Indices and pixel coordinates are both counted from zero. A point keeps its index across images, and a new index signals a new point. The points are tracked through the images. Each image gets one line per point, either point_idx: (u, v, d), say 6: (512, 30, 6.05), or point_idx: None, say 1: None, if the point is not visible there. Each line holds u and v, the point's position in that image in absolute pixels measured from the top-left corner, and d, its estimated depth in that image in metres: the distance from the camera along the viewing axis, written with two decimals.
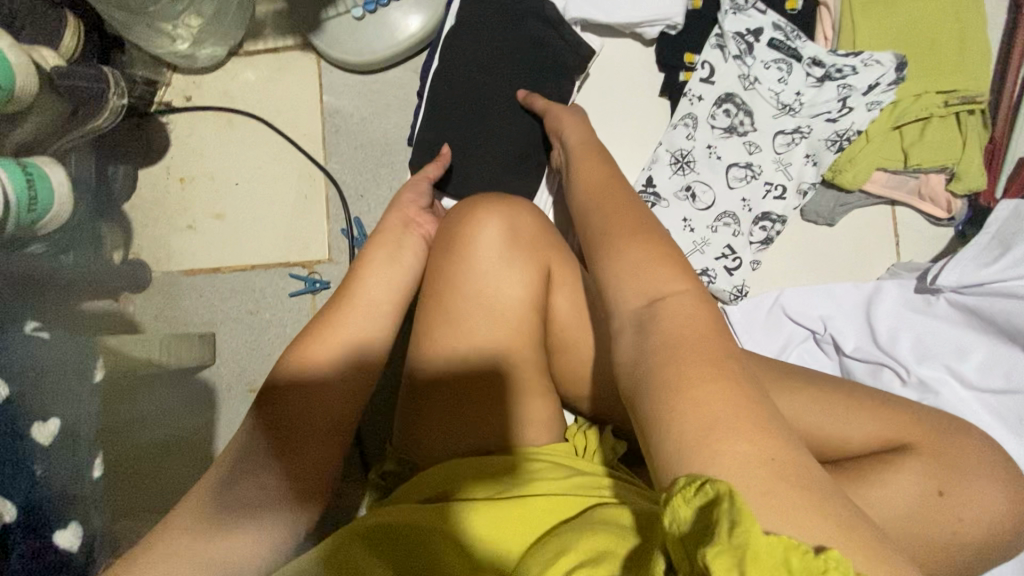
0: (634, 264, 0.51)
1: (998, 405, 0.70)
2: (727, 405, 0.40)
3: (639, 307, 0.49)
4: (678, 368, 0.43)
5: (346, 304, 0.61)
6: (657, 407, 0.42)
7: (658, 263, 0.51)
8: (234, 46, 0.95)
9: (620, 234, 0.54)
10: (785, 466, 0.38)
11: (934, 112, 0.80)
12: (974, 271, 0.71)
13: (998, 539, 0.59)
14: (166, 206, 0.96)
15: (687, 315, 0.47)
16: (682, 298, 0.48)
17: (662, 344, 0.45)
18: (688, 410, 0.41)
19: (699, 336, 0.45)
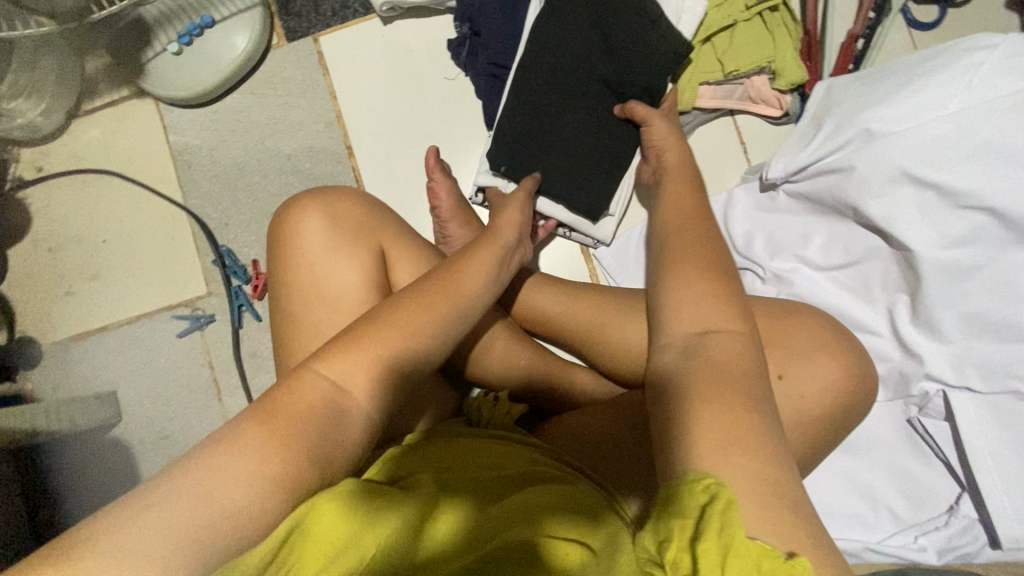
0: (690, 294, 0.56)
1: (844, 279, 0.71)
2: (744, 424, 0.46)
3: (691, 334, 0.54)
4: (706, 388, 0.49)
5: (397, 322, 0.52)
6: (679, 409, 0.49)
7: (716, 300, 0.55)
8: (73, 108, 0.96)
9: (688, 262, 0.58)
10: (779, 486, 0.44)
11: (738, 18, 0.82)
12: (795, 157, 0.71)
13: (844, 404, 0.60)
14: (41, 278, 0.96)
15: (737, 351, 0.52)
16: (732, 334, 0.53)
17: (703, 366, 0.51)
18: (705, 422, 0.46)
19: (734, 371, 0.50)
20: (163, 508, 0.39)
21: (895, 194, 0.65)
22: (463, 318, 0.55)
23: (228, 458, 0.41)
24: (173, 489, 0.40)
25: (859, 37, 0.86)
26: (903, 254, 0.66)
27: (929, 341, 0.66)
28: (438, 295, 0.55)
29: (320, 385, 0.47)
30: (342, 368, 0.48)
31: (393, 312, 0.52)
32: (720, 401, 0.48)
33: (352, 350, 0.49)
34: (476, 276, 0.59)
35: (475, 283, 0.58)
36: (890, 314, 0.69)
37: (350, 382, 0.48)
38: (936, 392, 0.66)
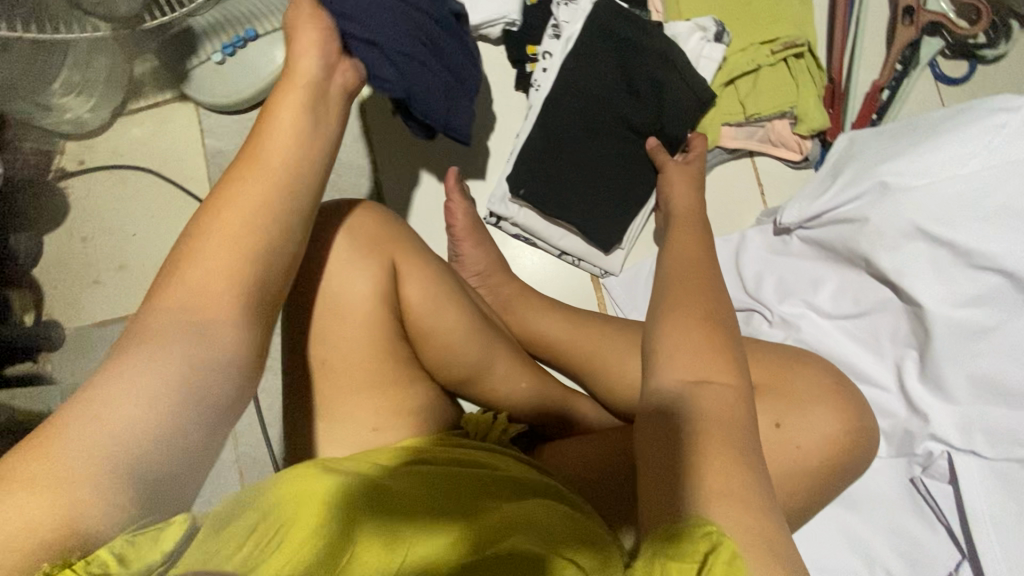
0: (687, 345, 0.57)
1: (854, 329, 0.70)
2: (724, 476, 0.48)
3: (684, 381, 0.55)
4: (690, 439, 0.51)
5: (235, 209, 0.44)
6: (672, 470, 0.50)
7: (709, 352, 0.56)
8: (118, 106, 1.01)
9: (690, 313, 0.60)
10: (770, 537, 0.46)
11: (762, 63, 0.83)
12: (810, 204, 0.71)
13: (841, 457, 0.60)
14: (71, 264, 1.00)
15: (725, 402, 0.53)
16: (724, 387, 0.54)
17: (693, 418, 0.52)
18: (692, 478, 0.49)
19: (726, 426, 0.52)
20: (38, 462, 0.34)
21: (907, 249, 0.65)
22: (298, 196, 0.47)
23: (110, 387, 0.37)
24: (41, 441, 0.35)
25: (884, 88, 0.86)
26: (914, 310, 0.65)
27: (936, 400, 0.65)
28: (260, 173, 0.46)
29: (166, 312, 0.41)
30: (194, 285, 0.42)
31: (232, 204, 0.44)
32: (706, 450, 0.50)
33: (192, 264, 0.42)
34: (285, 136, 0.49)
35: (284, 146, 0.48)
36: (898, 369, 0.68)
37: (208, 299, 0.42)
38: (940, 453, 0.65)
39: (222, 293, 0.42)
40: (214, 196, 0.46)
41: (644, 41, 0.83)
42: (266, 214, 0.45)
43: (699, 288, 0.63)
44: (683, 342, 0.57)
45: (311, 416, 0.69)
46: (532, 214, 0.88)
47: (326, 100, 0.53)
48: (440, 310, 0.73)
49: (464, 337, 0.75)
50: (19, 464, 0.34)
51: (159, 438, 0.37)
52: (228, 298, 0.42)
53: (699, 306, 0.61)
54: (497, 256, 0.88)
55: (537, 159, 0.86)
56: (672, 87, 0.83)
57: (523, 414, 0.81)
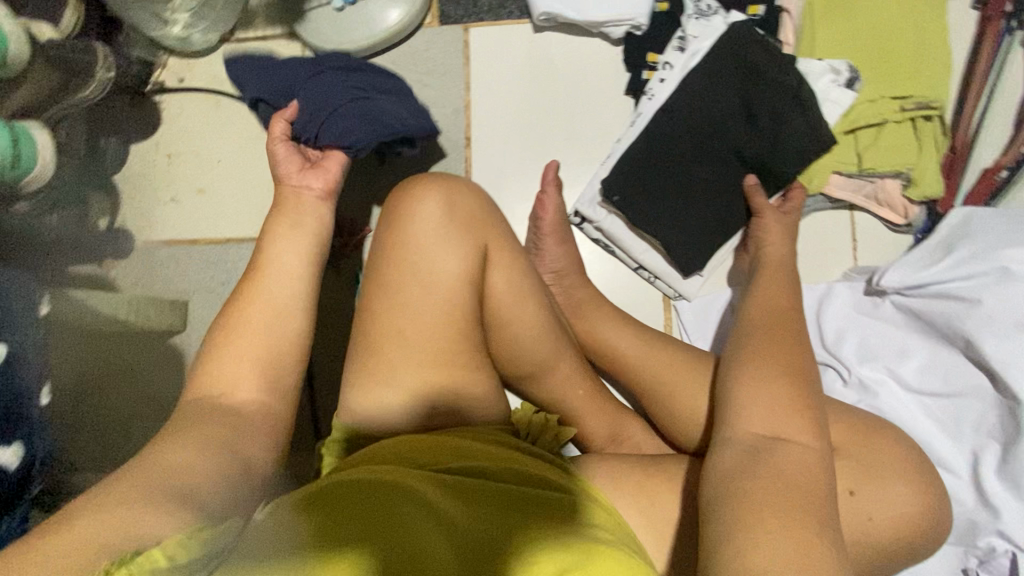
0: (765, 401, 0.57)
1: (935, 408, 0.68)
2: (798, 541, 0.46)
3: (760, 435, 0.55)
4: (769, 494, 0.49)
5: (264, 299, 0.59)
6: (747, 519, 0.48)
7: (788, 406, 0.56)
8: (227, 33, 1.01)
9: (769, 365, 0.60)
10: None
11: (889, 118, 0.81)
12: (916, 272, 0.70)
13: (910, 540, 0.58)
14: (151, 179, 1.01)
15: (802, 466, 0.52)
16: (803, 446, 0.54)
17: (773, 473, 0.51)
18: (762, 536, 0.46)
19: (805, 485, 0.51)
20: (116, 494, 0.43)
21: (1016, 341, 0.64)
22: (290, 285, 0.61)
23: (168, 447, 0.49)
24: (112, 485, 0.45)
25: (1005, 168, 0.83)
26: (1007, 402, 0.64)
27: (1010, 498, 0.63)
28: (279, 272, 0.61)
29: (206, 397, 0.54)
30: (222, 373, 0.56)
31: (248, 305, 0.59)
32: (783, 509, 0.48)
33: (218, 354, 0.56)
34: (291, 248, 0.63)
35: (285, 257, 0.62)
36: (975, 459, 0.66)
37: (226, 378, 0.55)
38: (1003, 551, 0.63)
39: (244, 369, 0.56)
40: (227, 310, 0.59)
41: (774, 72, 0.81)
42: (285, 320, 0.59)
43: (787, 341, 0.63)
44: (766, 396, 0.57)
45: (374, 383, 0.68)
46: (619, 224, 0.87)
47: (312, 212, 0.66)
48: (521, 304, 0.73)
49: (537, 333, 0.74)
50: (93, 501, 0.43)
51: (205, 477, 0.48)
52: (248, 375, 0.56)
53: (782, 362, 0.61)
54: (575, 259, 0.87)
55: (639, 169, 0.84)
56: (791, 124, 0.81)
57: (574, 421, 0.80)
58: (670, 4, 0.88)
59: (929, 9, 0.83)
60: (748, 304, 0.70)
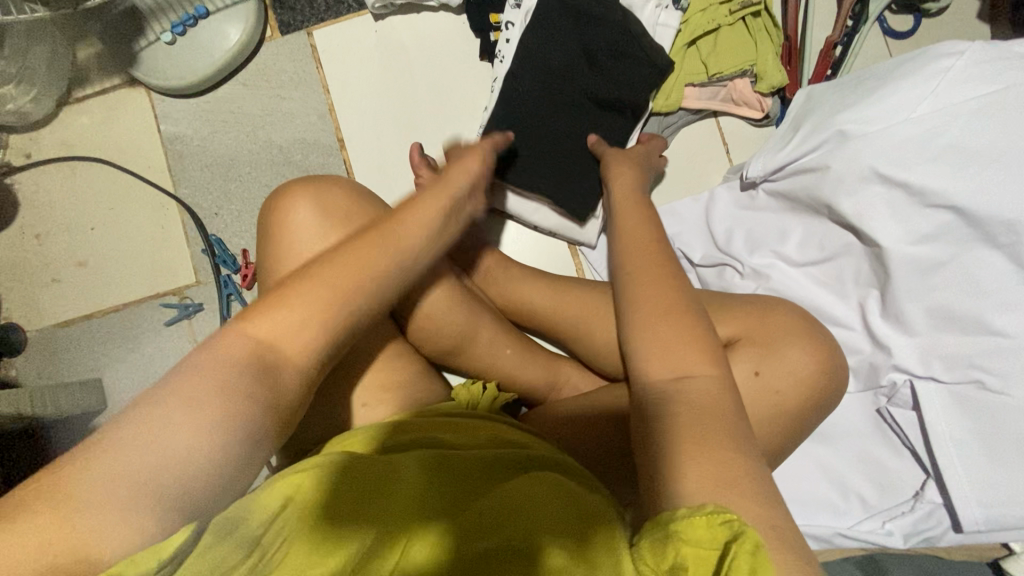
0: (662, 338, 0.57)
1: (819, 275, 0.74)
2: (721, 463, 0.47)
3: (665, 378, 0.55)
4: (689, 427, 0.50)
5: (348, 267, 0.47)
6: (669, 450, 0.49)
7: (684, 337, 0.56)
8: (63, 96, 0.96)
9: (656, 305, 0.59)
10: (750, 489, 0.46)
11: (721, 22, 0.85)
12: (774, 156, 0.74)
13: (819, 395, 0.64)
14: (27, 265, 0.96)
15: (710, 390, 0.53)
16: (704, 376, 0.54)
17: (683, 412, 0.51)
18: (690, 472, 0.47)
19: (715, 412, 0.51)
20: (112, 467, 0.37)
21: (866, 193, 0.68)
22: (393, 279, 0.49)
23: (167, 401, 0.39)
24: (106, 448, 0.38)
25: (836, 44, 0.89)
26: (874, 251, 0.69)
27: (897, 334, 0.69)
28: (380, 242, 0.50)
29: (247, 339, 0.43)
30: (280, 322, 0.44)
31: (333, 268, 0.47)
32: (694, 432, 0.50)
33: (286, 295, 0.45)
34: (406, 235, 0.51)
35: (393, 246, 0.50)
36: (862, 308, 0.71)
37: (286, 340, 0.44)
38: (903, 382, 0.69)
39: (303, 344, 0.45)
40: (321, 258, 0.48)
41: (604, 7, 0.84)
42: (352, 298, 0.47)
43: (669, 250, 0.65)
44: (663, 326, 0.57)
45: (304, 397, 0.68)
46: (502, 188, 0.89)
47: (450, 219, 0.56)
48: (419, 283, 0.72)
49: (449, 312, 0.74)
50: (87, 462, 0.37)
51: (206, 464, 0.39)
52: (306, 348, 0.45)
53: (669, 296, 0.60)
54: (474, 230, 0.89)
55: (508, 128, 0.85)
56: (631, 55, 0.84)
57: (511, 384, 0.81)
58: None
59: None
60: (620, 240, 0.68)
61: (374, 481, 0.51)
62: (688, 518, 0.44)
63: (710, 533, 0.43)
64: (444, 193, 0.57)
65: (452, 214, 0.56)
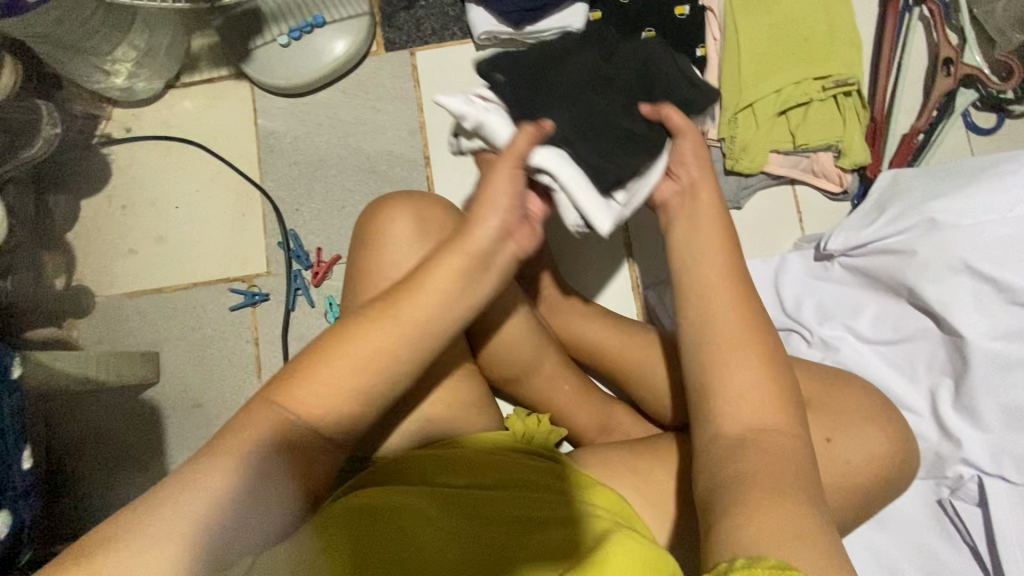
0: (735, 369, 0.56)
1: (891, 355, 0.74)
2: (778, 514, 0.47)
3: (743, 427, 0.54)
4: (760, 474, 0.50)
5: (351, 357, 0.50)
6: (732, 503, 0.49)
7: (764, 377, 0.55)
8: (171, 79, 1.00)
9: (751, 349, 0.56)
10: (812, 531, 0.46)
11: (813, 97, 0.88)
12: (856, 234, 0.75)
13: (885, 475, 0.63)
14: (108, 232, 0.99)
15: (779, 439, 0.53)
16: (784, 437, 0.53)
17: (751, 475, 0.50)
18: (751, 520, 0.47)
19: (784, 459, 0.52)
20: (160, 519, 0.45)
21: (952, 283, 0.70)
22: (419, 344, 0.51)
23: (209, 463, 0.47)
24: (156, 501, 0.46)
25: (920, 131, 0.91)
26: (953, 340, 0.70)
27: (969, 427, 0.69)
28: (385, 322, 0.51)
29: (273, 413, 0.49)
30: (301, 400, 0.50)
31: (346, 348, 0.50)
32: (757, 466, 0.51)
33: (309, 374, 0.50)
34: (429, 299, 0.51)
35: (411, 325, 0.51)
36: (933, 396, 0.71)
37: (303, 407, 0.50)
38: (970, 477, 0.69)
39: (322, 408, 0.50)
40: (337, 333, 0.51)
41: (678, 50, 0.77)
42: (367, 378, 0.50)
43: (731, 252, 0.62)
44: (734, 355, 0.56)
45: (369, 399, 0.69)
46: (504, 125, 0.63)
47: (485, 260, 0.53)
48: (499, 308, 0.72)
49: (519, 341, 0.75)
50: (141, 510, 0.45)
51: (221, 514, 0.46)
52: (327, 413, 0.50)
53: (742, 323, 0.58)
54: (547, 262, 0.90)
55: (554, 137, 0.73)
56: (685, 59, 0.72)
57: (564, 415, 0.81)
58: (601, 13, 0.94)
59: None
60: (680, 244, 0.63)
61: (400, 525, 0.55)
62: (737, 566, 0.42)
63: None
64: (500, 194, 0.55)
65: (478, 262, 0.53)
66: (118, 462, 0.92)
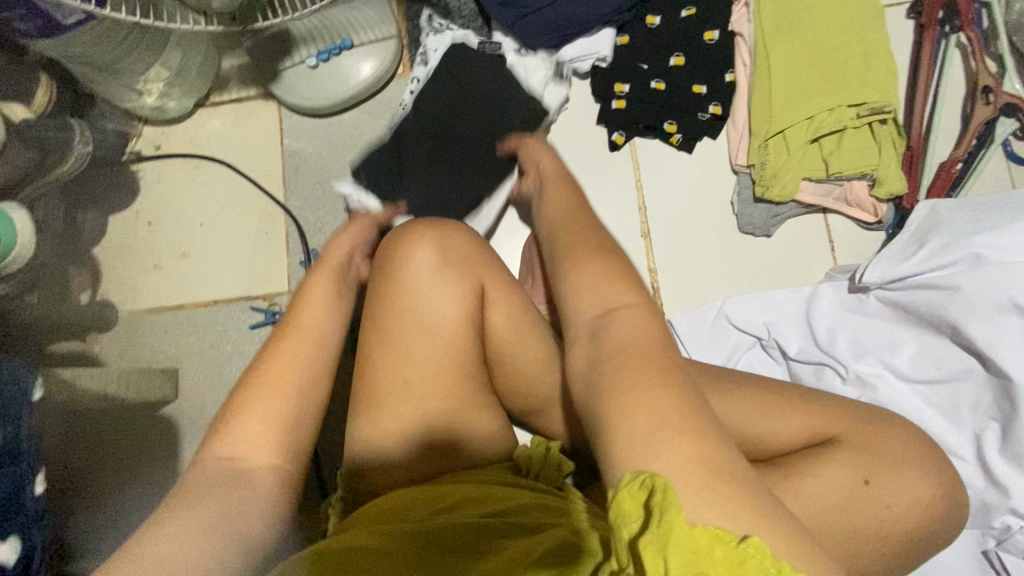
0: (589, 274, 0.53)
1: (931, 395, 0.71)
2: (653, 410, 0.41)
3: (592, 315, 0.50)
4: (627, 379, 0.43)
5: (281, 365, 0.55)
6: (602, 402, 0.44)
7: (614, 275, 0.52)
8: (201, 98, 1.02)
9: (580, 249, 0.56)
10: (685, 416, 0.41)
11: (848, 124, 0.86)
12: (894, 267, 0.72)
13: (929, 522, 0.60)
14: (133, 249, 1.00)
15: (641, 333, 0.47)
16: (631, 308, 0.49)
17: (606, 354, 0.46)
18: (634, 420, 0.41)
19: (641, 347, 0.46)
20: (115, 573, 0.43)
21: (1000, 322, 0.67)
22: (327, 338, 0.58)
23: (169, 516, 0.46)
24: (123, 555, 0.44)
25: (959, 161, 0.88)
26: (1000, 382, 0.67)
27: (1017, 474, 0.66)
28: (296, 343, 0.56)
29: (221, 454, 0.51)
30: (246, 429, 0.52)
31: (270, 369, 0.54)
32: (626, 355, 0.46)
33: (244, 411, 0.52)
34: (314, 302, 0.59)
35: (316, 325, 0.58)
36: (977, 439, 0.68)
37: (246, 438, 0.51)
38: (1019, 529, 0.65)
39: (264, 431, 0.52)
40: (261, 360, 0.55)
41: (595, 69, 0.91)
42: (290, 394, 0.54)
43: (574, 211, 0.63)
44: (595, 267, 0.53)
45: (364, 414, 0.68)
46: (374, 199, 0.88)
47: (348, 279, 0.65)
48: (523, 337, 0.70)
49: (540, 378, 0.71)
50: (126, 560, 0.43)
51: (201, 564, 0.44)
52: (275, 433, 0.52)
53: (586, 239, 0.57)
54: None
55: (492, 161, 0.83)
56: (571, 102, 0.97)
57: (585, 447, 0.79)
58: (629, 37, 0.94)
59: (869, 24, 0.89)
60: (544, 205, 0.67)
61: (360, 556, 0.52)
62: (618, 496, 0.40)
63: (637, 510, 0.39)
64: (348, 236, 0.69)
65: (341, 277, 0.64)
66: (134, 479, 0.92)
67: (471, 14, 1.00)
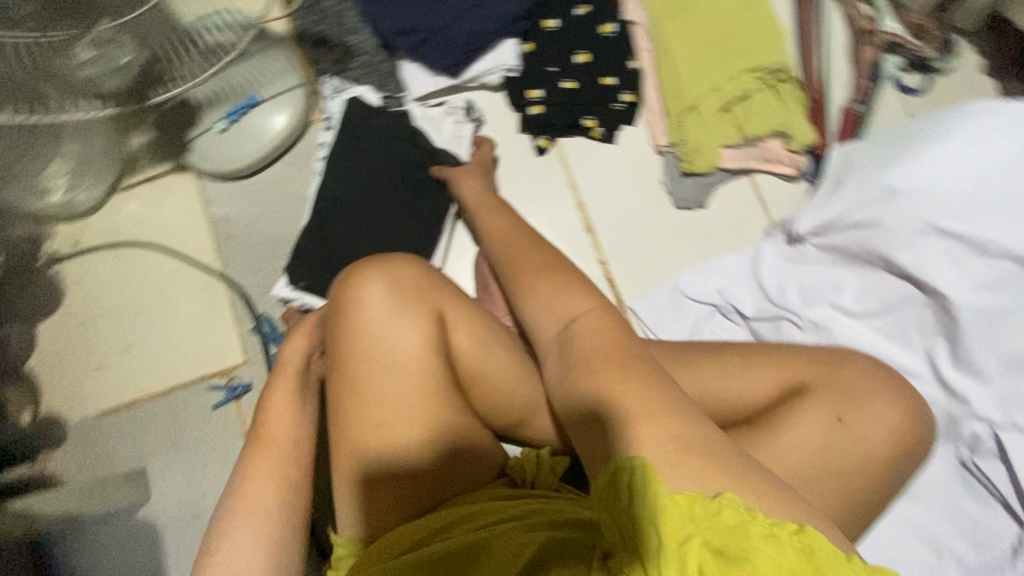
0: (544, 293, 0.61)
1: (882, 326, 0.74)
2: (636, 396, 0.47)
3: (555, 330, 0.58)
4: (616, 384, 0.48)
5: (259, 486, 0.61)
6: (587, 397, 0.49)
7: (574, 292, 0.60)
8: (112, 184, 0.97)
9: (535, 274, 0.64)
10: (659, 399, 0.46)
11: (751, 88, 0.90)
12: (822, 213, 0.78)
13: (903, 449, 0.63)
14: (70, 353, 0.94)
15: (609, 338, 0.54)
16: (589, 315, 0.57)
17: (576, 357, 0.53)
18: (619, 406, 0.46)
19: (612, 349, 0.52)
20: None
21: (924, 246, 0.72)
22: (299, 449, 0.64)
23: None
24: None
25: (857, 103, 0.94)
26: (937, 300, 0.71)
27: (971, 382, 0.70)
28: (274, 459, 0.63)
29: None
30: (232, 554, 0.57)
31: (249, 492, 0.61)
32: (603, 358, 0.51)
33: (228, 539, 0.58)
34: (281, 418, 0.66)
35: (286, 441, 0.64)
36: (930, 358, 0.72)
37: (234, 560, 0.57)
38: (985, 432, 0.69)
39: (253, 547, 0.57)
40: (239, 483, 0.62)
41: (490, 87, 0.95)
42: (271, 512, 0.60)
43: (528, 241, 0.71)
44: (549, 287, 0.62)
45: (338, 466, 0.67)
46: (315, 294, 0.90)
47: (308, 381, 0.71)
48: (491, 354, 0.70)
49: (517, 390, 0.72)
50: None
51: None
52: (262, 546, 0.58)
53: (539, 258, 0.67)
54: None
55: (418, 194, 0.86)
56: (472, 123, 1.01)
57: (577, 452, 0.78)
58: (534, 44, 0.95)
59: None
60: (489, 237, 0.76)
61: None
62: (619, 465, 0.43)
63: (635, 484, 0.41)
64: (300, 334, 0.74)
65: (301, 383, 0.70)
66: None
67: (374, 48, 0.98)
